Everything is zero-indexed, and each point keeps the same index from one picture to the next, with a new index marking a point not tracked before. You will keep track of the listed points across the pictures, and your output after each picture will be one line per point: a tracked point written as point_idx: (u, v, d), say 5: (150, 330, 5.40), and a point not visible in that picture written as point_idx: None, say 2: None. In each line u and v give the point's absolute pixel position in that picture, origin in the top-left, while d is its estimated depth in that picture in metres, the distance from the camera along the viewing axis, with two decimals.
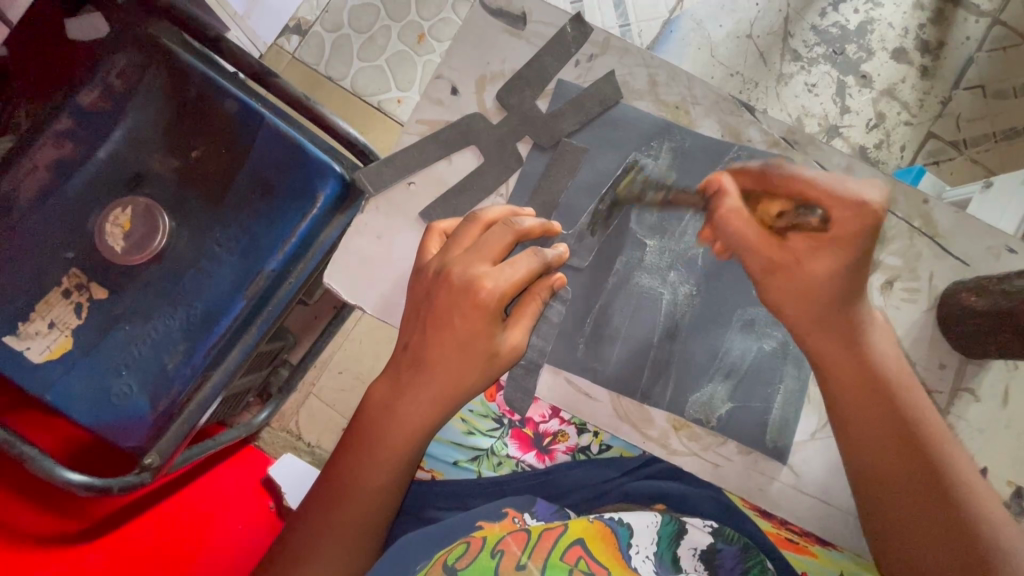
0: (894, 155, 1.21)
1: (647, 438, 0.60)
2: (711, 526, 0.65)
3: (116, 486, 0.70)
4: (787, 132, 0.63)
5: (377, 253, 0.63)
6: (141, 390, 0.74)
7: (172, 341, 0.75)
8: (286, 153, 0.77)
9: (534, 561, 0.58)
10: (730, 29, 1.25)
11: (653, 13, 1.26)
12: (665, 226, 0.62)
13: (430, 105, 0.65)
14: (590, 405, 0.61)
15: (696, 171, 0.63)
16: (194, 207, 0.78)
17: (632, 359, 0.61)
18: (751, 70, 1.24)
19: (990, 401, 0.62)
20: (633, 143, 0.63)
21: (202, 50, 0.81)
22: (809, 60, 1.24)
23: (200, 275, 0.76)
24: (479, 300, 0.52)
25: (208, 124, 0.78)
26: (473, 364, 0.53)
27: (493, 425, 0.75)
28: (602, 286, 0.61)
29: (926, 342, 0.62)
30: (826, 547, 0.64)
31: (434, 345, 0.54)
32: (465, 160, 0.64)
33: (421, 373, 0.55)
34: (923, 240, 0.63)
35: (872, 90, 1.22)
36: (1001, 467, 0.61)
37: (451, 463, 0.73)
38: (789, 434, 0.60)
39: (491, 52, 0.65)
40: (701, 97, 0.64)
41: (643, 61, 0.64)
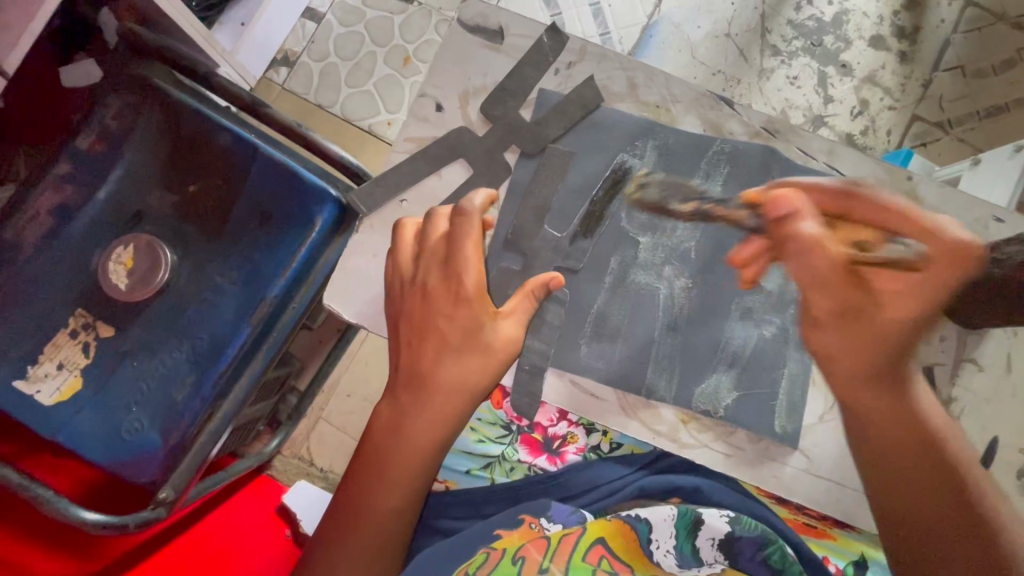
0: (882, 140, 1.23)
1: (657, 433, 0.60)
2: (728, 514, 0.63)
3: (133, 523, 0.70)
4: (768, 122, 0.64)
5: (373, 269, 0.63)
6: (152, 424, 0.75)
7: (181, 374, 0.76)
8: (282, 181, 0.78)
9: (556, 566, 0.59)
10: (708, 29, 1.28)
11: (632, 19, 1.29)
12: (656, 221, 0.62)
13: (417, 122, 0.66)
14: (599, 404, 0.60)
15: (683, 168, 0.63)
16: (195, 240, 0.79)
17: (634, 356, 0.61)
18: (732, 67, 1.27)
19: (993, 370, 0.62)
20: (619, 143, 0.64)
21: (196, 88, 0.83)
22: (789, 53, 1.26)
23: (205, 307, 0.77)
24: (456, 296, 0.54)
25: (204, 160, 0.80)
26: (475, 370, 0.55)
27: (501, 432, 0.74)
28: (599, 286, 0.62)
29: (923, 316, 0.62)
30: (844, 529, 0.65)
31: (432, 357, 0.55)
32: (454, 172, 0.65)
33: (424, 389, 0.55)
34: None
35: (853, 78, 1.25)
36: (1008, 434, 0.61)
37: (463, 472, 0.72)
38: (797, 417, 0.59)
39: (472, 66, 0.66)
40: (681, 95, 0.65)
41: (620, 64, 0.66)
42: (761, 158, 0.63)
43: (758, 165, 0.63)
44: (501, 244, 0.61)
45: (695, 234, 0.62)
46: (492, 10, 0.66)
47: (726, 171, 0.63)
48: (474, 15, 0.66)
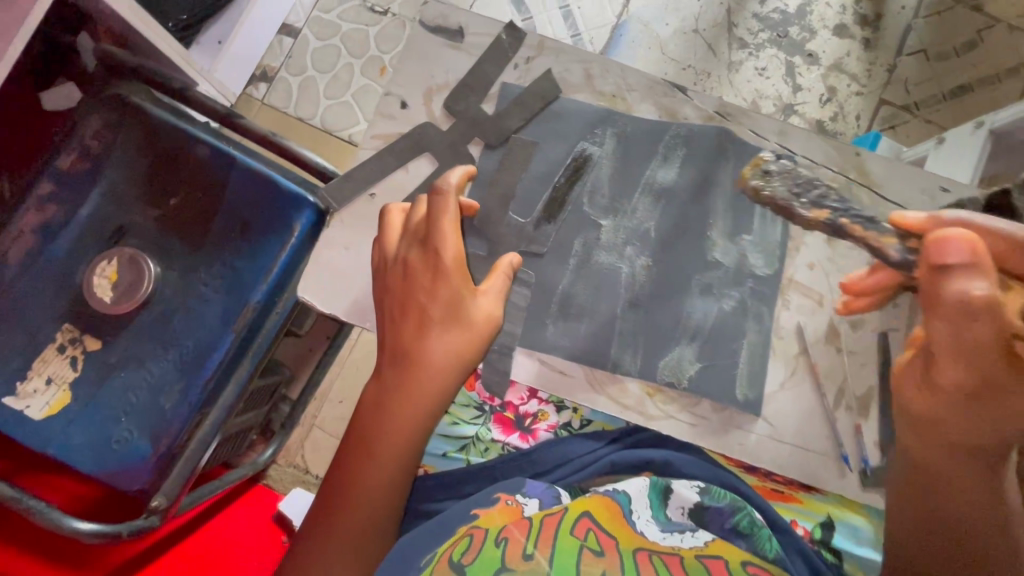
0: (851, 125, 1.27)
1: (625, 407, 0.61)
2: (698, 485, 0.65)
3: (126, 530, 0.72)
4: (720, 106, 0.66)
5: (344, 264, 0.64)
6: (141, 433, 0.76)
7: (168, 382, 0.77)
8: (260, 190, 0.80)
9: (540, 551, 0.55)
10: (676, 26, 1.31)
11: (602, 20, 1.32)
12: (617, 204, 0.64)
13: (384, 119, 0.67)
14: (569, 382, 0.61)
15: (641, 153, 0.65)
16: (178, 251, 0.81)
17: (599, 333, 0.62)
18: (701, 62, 1.30)
19: None
20: (578, 132, 0.66)
21: (173, 104, 0.84)
22: (756, 46, 1.29)
23: (191, 315, 0.79)
24: (438, 272, 0.56)
25: (184, 173, 0.82)
26: (459, 348, 0.56)
27: (475, 412, 0.74)
28: (563, 267, 0.63)
29: (877, 283, 0.64)
30: (809, 492, 0.66)
31: (416, 332, 0.56)
32: (421, 167, 0.66)
33: (410, 369, 0.56)
34: (860, 189, 0.65)
35: (820, 67, 1.28)
36: None
37: (440, 455, 0.72)
38: (759, 386, 0.61)
39: (435, 65, 0.68)
40: (635, 83, 0.67)
41: (577, 57, 0.68)
42: (714, 139, 0.65)
43: (711, 147, 0.65)
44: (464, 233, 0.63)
45: (653, 216, 0.64)
46: (451, 11, 0.69)
47: (683, 153, 0.65)
48: (434, 17, 0.68)
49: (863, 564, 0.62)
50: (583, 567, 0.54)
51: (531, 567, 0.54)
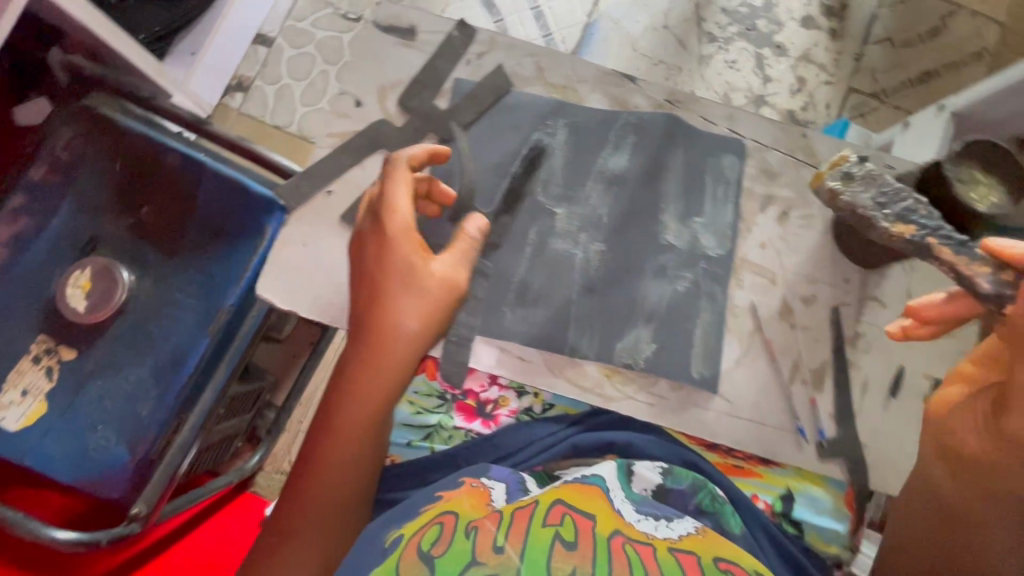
0: (821, 114, 1.29)
1: (584, 389, 0.61)
2: (661, 466, 0.62)
3: (105, 538, 0.72)
4: (669, 93, 0.68)
5: (303, 258, 0.65)
6: (118, 440, 0.77)
7: (144, 389, 0.78)
8: (232, 196, 0.81)
9: (512, 544, 0.49)
10: (647, 23, 1.33)
11: (573, 20, 1.34)
12: (572, 192, 0.65)
13: (338, 118, 0.70)
14: (529, 367, 0.62)
15: (594, 143, 0.66)
16: (151, 258, 0.81)
17: (555, 318, 0.62)
18: (672, 57, 1.32)
19: (896, 305, 0.65)
20: (531, 123, 0.67)
21: (145, 114, 0.85)
22: (725, 39, 1.31)
23: (165, 321, 0.79)
24: (394, 243, 0.56)
25: (156, 181, 0.82)
26: (423, 318, 0.57)
27: (437, 401, 0.69)
28: (519, 255, 0.63)
29: (828, 260, 0.65)
30: (770, 466, 0.65)
31: (376, 301, 0.57)
32: (375, 162, 0.68)
33: (375, 342, 0.57)
34: (810, 169, 0.66)
35: (789, 58, 1.30)
36: (917, 363, 0.64)
37: (404, 444, 0.67)
38: (715, 363, 0.62)
39: (389, 64, 0.70)
40: (585, 75, 0.68)
41: (527, 51, 0.69)
42: (664, 126, 0.67)
43: (660, 135, 0.66)
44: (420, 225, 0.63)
45: (607, 202, 0.65)
46: (404, 11, 0.71)
47: (633, 140, 0.66)
48: (387, 18, 0.71)
49: (822, 533, 0.62)
50: (554, 564, 0.47)
51: (501, 562, 0.47)
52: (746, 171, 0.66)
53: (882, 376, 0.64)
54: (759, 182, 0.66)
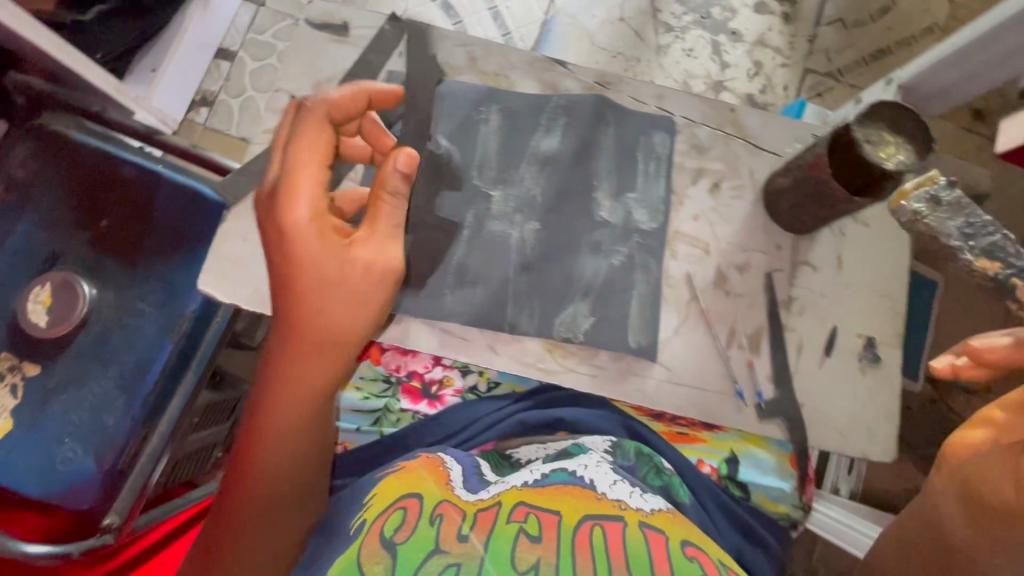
0: (780, 96, 1.31)
1: (524, 364, 0.62)
2: (610, 441, 0.63)
3: (77, 550, 0.71)
4: (599, 76, 0.69)
5: (239, 253, 0.66)
6: (86, 452, 0.77)
7: (109, 400, 0.78)
8: (186, 204, 0.82)
9: (477, 534, 0.50)
10: (604, 18, 1.33)
11: (530, 18, 1.34)
12: (506, 174, 0.65)
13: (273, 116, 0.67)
14: (468, 346, 0.62)
15: (527, 126, 0.67)
16: (110, 271, 0.82)
17: (492, 298, 0.62)
18: (631, 48, 1.33)
19: (828, 269, 0.66)
20: (464, 109, 0.66)
21: (100, 130, 0.85)
22: (681, 28, 1.33)
23: (127, 332, 0.80)
24: (302, 231, 0.49)
25: (112, 195, 0.83)
26: (354, 303, 0.51)
27: (384, 385, 0.71)
28: (457, 239, 0.63)
29: (761, 228, 0.66)
30: (713, 431, 0.69)
31: (296, 282, 0.50)
32: None
33: (299, 338, 0.51)
34: (739, 142, 0.68)
35: (745, 43, 1.33)
36: (852, 324, 0.65)
37: (355, 430, 0.70)
38: (654, 333, 0.63)
39: (323, 60, 0.69)
40: (516, 61, 0.69)
41: (458, 41, 0.69)
42: (594, 107, 0.67)
43: (589, 116, 0.67)
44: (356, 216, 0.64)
45: (540, 181, 0.65)
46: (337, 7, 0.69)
47: (564, 122, 0.67)
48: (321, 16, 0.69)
49: (767, 491, 0.66)
50: (517, 556, 0.47)
51: (465, 553, 0.47)
52: (676, 147, 0.67)
53: (817, 339, 0.65)
54: (690, 157, 0.67)
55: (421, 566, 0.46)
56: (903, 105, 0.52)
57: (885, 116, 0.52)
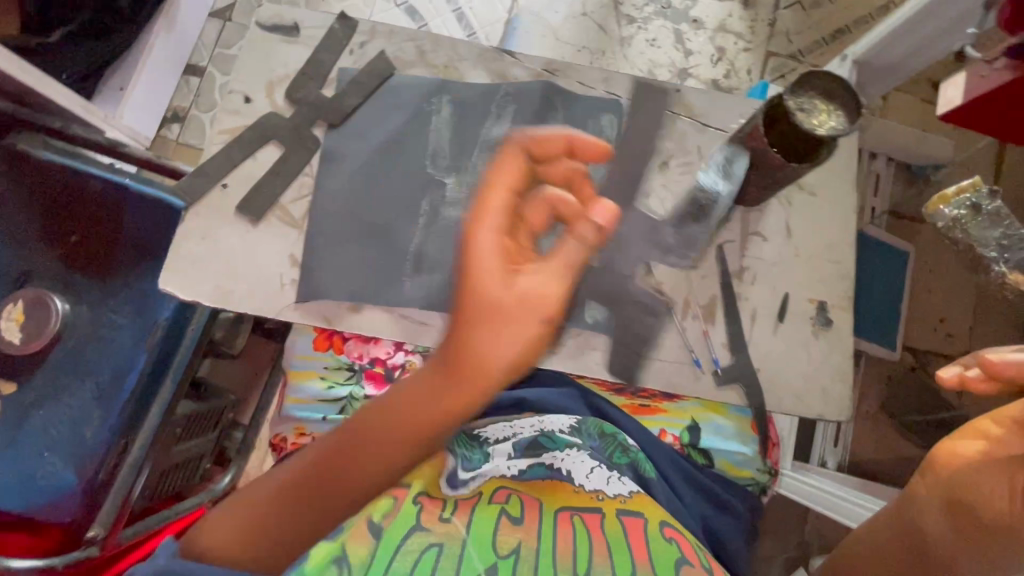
0: (744, 79, 1.33)
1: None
2: (572, 424, 0.65)
3: (60, 563, 0.72)
4: (546, 63, 0.70)
5: (199, 251, 0.62)
6: (66, 464, 0.78)
7: (87, 412, 0.79)
8: (154, 213, 0.82)
9: (459, 517, 0.52)
10: (566, 13, 1.34)
11: (494, 17, 1.35)
12: (459, 163, 0.67)
13: (228, 116, 0.67)
14: (427, 330, 0.63)
15: (477, 115, 0.68)
16: (83, 286, 0.82)
17: (450, 283, 0.63)
18: (595, 42, 1.34)
19: (777, 238, 0.68)
20: (417, 102, 0.68)
21: (65, 146, 0.85)
22: (643, 19, 1.35)
23: (102, 344, 0.80)
24: (490, 251, 0.44)
25: (79, 210, 0.83)
26: (513, 345, 0.44)
27: (348, 373, 0.70)
28: (414, 225, 0.65)
29: (710, 202, 0.68)
30: (673, 402, 0.73)
31: (472, 314, 0.43)
32: (268, 154, 0.66)
33: (459, 364, 0.44)
34: (685, 121, 0.69)
35: (707, 30, 1.35)
36: (803, 290, 0.67)
37: (320, 420, 0.69)
38: (610, 308, 0.64)
39: (274, 60, 0.69)
40: (466, 53, 0.70)
41: (408, 37, 0.71)
42: (542, 93, 0.69)
43: (538, 102, 0.68)
44: (313, 212, 0.65)
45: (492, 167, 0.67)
46: (288, 9, 0.70)
47: (513, 109, 0.68)
48: (270, 16, 0.70)
49: (729, 456, 0.70)
50: (499, 537, 0.51)
51: (447, 534, 0.51)
52: (624, 128, 0.69)
53: (769, 305, 0.66)
54: (639, 137, 0.69)
55: (403, 545, 0.49)
56: (833, 75, 0.55)
57: (815, 86, 0.55)
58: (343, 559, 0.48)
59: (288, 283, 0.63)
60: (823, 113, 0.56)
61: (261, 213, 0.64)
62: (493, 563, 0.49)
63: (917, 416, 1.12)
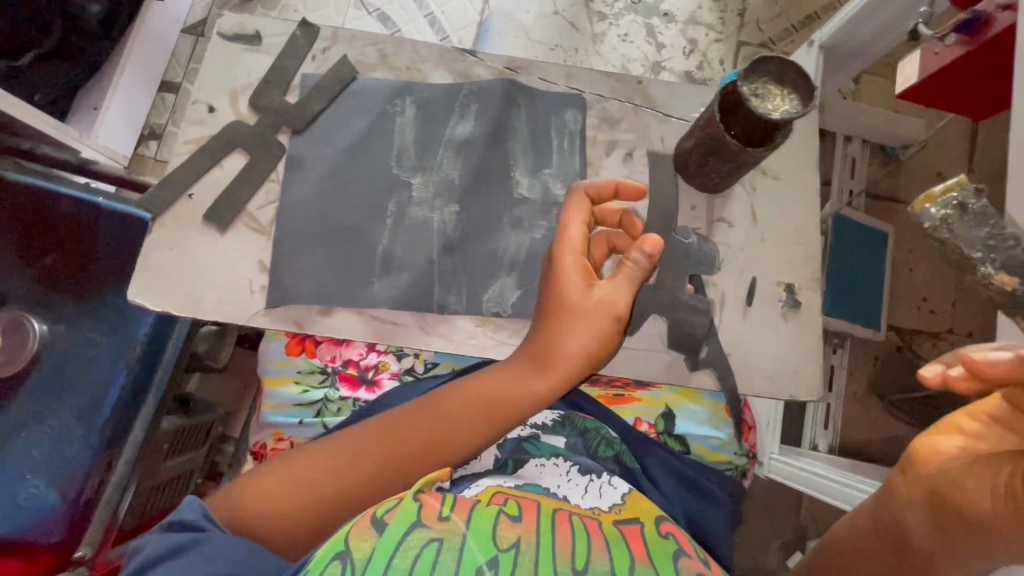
0: (717, 70, 1.33)
1: (458, 342, 0.63)
2: (555, 416, 0.66)
3: None
4: (508, 61, 0.71)
5: (167, 262, 0.62)
6: (49, 487, 0.77)
7: (69, 432, 0.78)
8: (128, 230, 0.83)
9: (458, 513, 0.47)
10: (537, 13, 1.34)
11: (466, 20, 1.34)
12: (424, 163, 0.67)
13: (191, 126, 0.67)
14: (399, 330, 0.63)
15: (441, 115, 0.69)
16: (60, 306, 0.82)
17: (420, 282, 0.64)
18: (567, 40, 1.34)
19: (742, 223, 0.69)
20: (381, 105, 0.69)
21: (36, 167, 0.85)
22: (614, 15, 1.35)
23: (81, 363, 0.80)
24: (569, 263, 0.54)
25: (53, 232, 0.83)
26: (585, 342, 0.53)
27: (321, 376, 0.70)
28: (381, 226, 0.65)
29: (675, 189, 0.69)
30: (648, 390, 0.73)
31: (554, 316, 0.54)
32: (234, 162, 0.66)
33: (543, 360, 0.54)
34: (648, 111, 0.70)
35: (678, 23, 1.35)
36: (771, 273, 0.68)
37: (296, 424, 0.69)
38: None
39: (236, 69, 0.69)
40: (428, 55, 0.71)
41: (369, 41, 0.71)
42: (504, 90, 0.69)
43: (500, 98, 0.69)
44: (280, 218, 0.65)
45: (458, 165, 0.67)
46: (247, 18, 0.70)
47: (476, 107, 0.69)
48: (231, 25, 0.70)
49: (706, 442, 0.70)
50: (499, 535, 0.46)
51: (448, 529, 0.45)
52: (588, 122, 0.70)
53: (739, 289, 0.67)
54: (602, 129, 0.70)
55: (404, 540, 0.44)
56: (784, 60, 0.57)
57: (767, 72, 0.58)
58: (343, 553, 0.44)
59: (257, 288, 0.63)
60: (777, 96, 0.58)
61: (227, 220, 0.64)
62: (493, 555, 0.44)
63: (904, 394, 1.12)
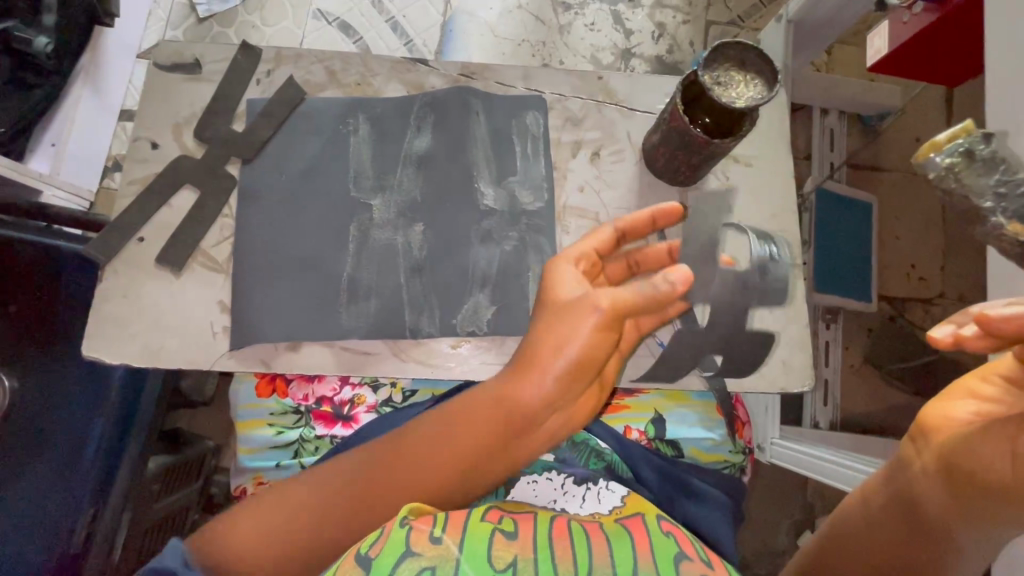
0: (688, 53, 1.30)
1: (434, 367, 0.61)
2: None
3: None
4: (462, 68, 0.68)
5: (121, 311, 0.61)
6: (35, 545, 0.74)
7: (50, 488, 0.76)
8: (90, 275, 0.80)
9: (451, 533, 0.44)
10: (501, 8, 1.29)
11: (429, 22, 1.29)
12: (383, 181, 0.65)
13: (136, 165, 0.65)
14: (372, 359, 0.61)
15: (396, 130, 0.66)
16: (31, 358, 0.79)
17: (388, 307, 0.62)
18: (535, 33, 1.29)
19: (717, 215, 0.67)
20: (333, 126, 0.66)
21: None
22: (579, 5, 1.31)
23: (57, 416, 0.77)
24: (560, 271, 0.53)
25: (15, 281, 0.80)
26: (566, 351, 0.50)
27: (295, 416, 0.68)
28: (344, 253, 0.63)
29: (645, 186, 0.66)
30: (635, 396, 0.70)
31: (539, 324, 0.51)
32: (183, 199, 0.64)
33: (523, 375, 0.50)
34: (610, 108, 0.68)
35: (644, 7, 1.32)
36: None
37: (273, 466, 0.67)
38: None
39: (178, 101, 0.66)
40: (378, 68, 0.68)
41: (316, 58, 0.68)
42: (460, 97, 0.67)
43: (457, 108, 0.67)
44: (239, 253, 0.63)
45: (419, 182, 0.65)
46: (184, 45, 0.67)
47: (434, 120, 0.67)
48: (168, 55, 0.67)
49: (698, 444, 0.68)
50: (495, 554, 0.44)
51: (440, 554, 0.42)
52: (550, 124, 0.67)
53: None
54: (565, 130, 0.67)
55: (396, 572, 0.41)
56: (744, 44, 0.56)
57: (728, 58, 0.56)
58: None
59: (219, 330, 0.61)
60: (740, 82, 0.56)
61: (182, 261, 0.62)
62: None
63: (898, 361, 1.11)
